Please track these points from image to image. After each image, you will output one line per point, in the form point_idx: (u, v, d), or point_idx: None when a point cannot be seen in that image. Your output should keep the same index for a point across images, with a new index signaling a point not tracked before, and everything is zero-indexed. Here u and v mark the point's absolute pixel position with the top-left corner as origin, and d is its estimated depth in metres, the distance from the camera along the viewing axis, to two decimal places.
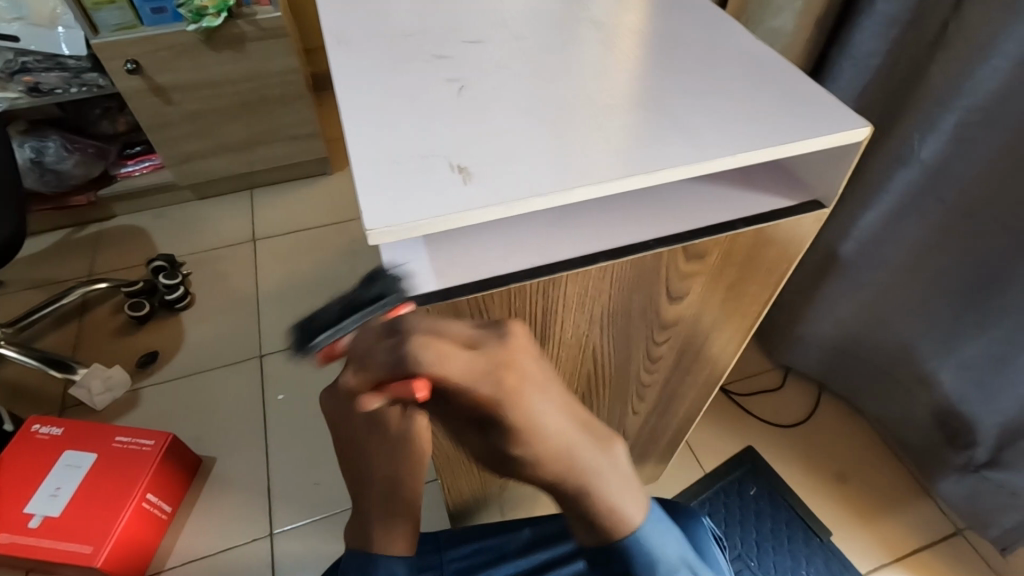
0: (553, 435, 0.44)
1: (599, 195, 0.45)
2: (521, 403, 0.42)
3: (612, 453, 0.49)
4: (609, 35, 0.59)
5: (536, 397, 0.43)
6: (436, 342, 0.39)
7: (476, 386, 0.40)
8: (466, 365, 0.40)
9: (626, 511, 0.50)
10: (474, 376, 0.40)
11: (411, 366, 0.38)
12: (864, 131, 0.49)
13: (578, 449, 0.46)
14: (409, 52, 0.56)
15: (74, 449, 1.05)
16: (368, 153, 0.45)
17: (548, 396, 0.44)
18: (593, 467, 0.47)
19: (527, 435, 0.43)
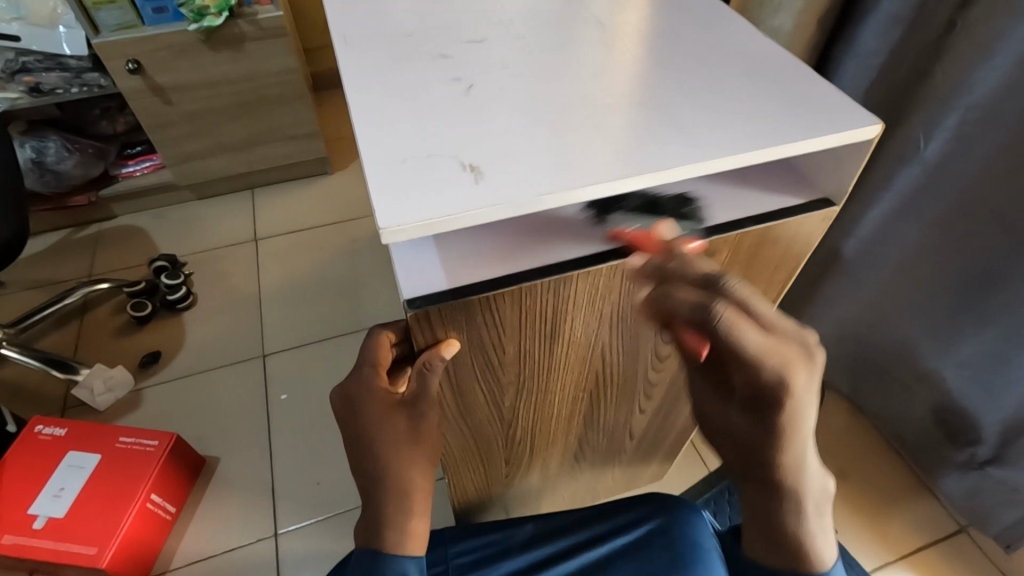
0: (804, 443, 0.47)
1: (609, 194, 0.45)
2: (794, 392, 0.43)
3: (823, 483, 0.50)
4: (613, 35, 0.59)
5: (807, 402, 0.44)
6: (695, 300, 0.42)
7: (793, 381, 0.42)
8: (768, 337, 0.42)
9: (823, 553, 0.52)
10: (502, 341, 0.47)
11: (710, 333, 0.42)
12: (874, 129, 0.49)
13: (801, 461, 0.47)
14: (415, 51, 0.56)
15: (78, 450, 1.05)
16: (378, 153, 0.45)
17: (818, 409, 0.45)
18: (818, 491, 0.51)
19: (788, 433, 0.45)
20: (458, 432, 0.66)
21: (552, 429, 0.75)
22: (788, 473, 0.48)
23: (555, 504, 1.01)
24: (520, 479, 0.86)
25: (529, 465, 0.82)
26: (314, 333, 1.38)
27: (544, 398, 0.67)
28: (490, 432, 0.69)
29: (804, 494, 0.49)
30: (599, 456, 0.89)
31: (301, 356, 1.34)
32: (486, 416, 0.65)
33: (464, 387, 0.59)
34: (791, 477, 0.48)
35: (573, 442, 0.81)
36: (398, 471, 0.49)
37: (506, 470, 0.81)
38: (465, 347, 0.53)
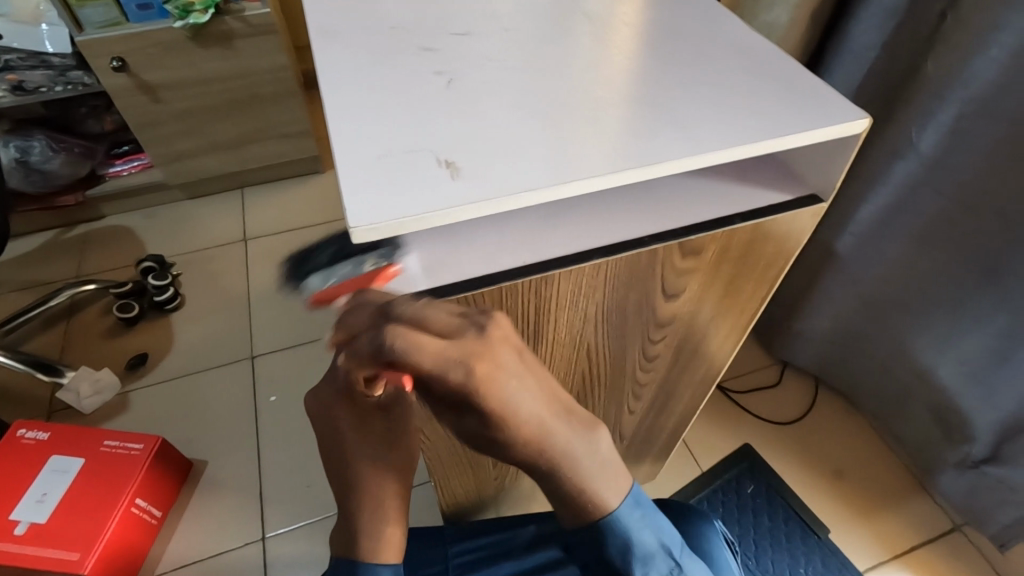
0: (527, 419, 0.43)
1: (591, 190, 0.44)
2: (494, 394, 0.41)
3: (589, 440, 0.47)
4: (602, 27, 0.58)
5: (508, 378, 0.42)
6: (416, 322, 0.40)
7: (446, 372, 0.40)
8: (434, 352, 0.39)
9: (607, 499, 0.50)
10: (447, 363, 0.40)
11: (389, 355, 0.39)
12: (863, 123, 0.48)
13: (552, 436, 0.45)
14: (396, 45, 0.54)
15: (61, 454, 1.03)
16: (353, 148, 0.44)
17: (531, 395, 0.43)
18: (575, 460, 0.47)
19: (505, 422, 0.43)
20: (443, 435, 0.65)
21: None
22: (531, 441, 0.45)
23: (547, 505, 1.00)
24: (510, 481, 0.85)
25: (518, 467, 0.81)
26: (305, 334, 1.36)
27: None
28: None
29: (574, 445, 0.46)
30: None
31: (291, 357, 1.32)
32: None
33: None
34: (531, 444, 0.45)
35: None
36: (374, 478, 0.48)
37: (495, 472, 0.80)
38: None
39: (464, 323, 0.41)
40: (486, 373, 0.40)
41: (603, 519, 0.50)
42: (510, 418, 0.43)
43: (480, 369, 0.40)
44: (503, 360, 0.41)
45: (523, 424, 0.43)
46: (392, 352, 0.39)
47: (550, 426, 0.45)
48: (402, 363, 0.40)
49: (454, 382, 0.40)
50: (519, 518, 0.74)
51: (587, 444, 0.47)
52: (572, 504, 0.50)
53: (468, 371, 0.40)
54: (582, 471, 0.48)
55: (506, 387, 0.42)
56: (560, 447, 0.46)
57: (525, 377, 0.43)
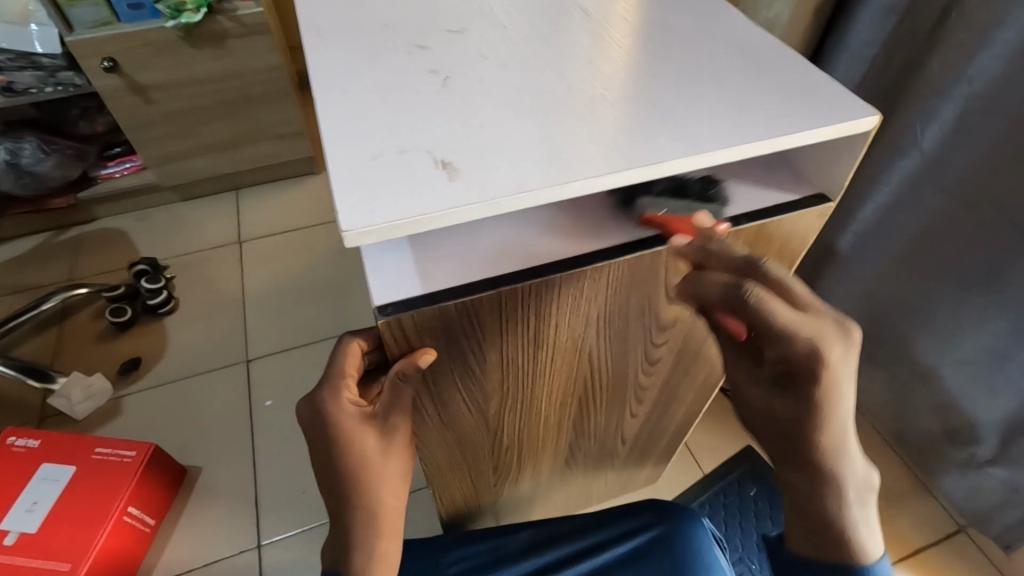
0: (839, 421, 0.45)
1: (592, 191, 0.42)
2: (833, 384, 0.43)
3: (865, 472, 0.48)
4: (603, 24, 0.56)
5: (843, 376, 0.43)
6: (724, 282, 0.45)
7: (815, 351, 0.42)
8: (789, 316, 0.42)
9: (864, 542, 0.47)
10: (801, 334, 0.42)
11: (738, 304, 0.43)
12: (872, 120, 0.46)
13: (841, 443, 0.45)
14: (390, 42, 0.53)
15: (53, 461, 1.01)
16: (345, 149, 0.42)
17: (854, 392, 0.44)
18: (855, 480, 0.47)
19: (833, 413, 0.44)
20: (441, 442, 0.63)
21: (541, 435, 0.72)
22: (827, 452, 0.46)
23: (547, 509, 0.99)
24: (510, 487, 0.83)
25: (517, 473, 0.80)
26: (301, 337, 1.34)
27: (532, 405, 0.64)
28: (475, 442, 0.67)
29: (844, 469, 0.46)
30: (591, 461, 0.87)
31: (287, 360, 1.30)
32: (471, 426, 0.63)
33: (446, 397, 0.56)
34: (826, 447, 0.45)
35: (563, 449, 0.78)
36: (365, 491, 0.47)
37: (495, 478, 0.78)
38: (445, 355, 0.50)
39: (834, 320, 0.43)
40: (827, 363, 0.42)
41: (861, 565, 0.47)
42: (830, 409, 0.44)
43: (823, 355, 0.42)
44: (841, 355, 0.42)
45: (839, 423, 0.45)
46: (745, 304, 0.43)
47: (843, 436, 0.45)
48: (749, 317, 0.43)
49: (799, 350, 0.42)
50: (514, 523, 0.73)
51: (862, 464, 0.48)
52: (823, 539, 0.48)
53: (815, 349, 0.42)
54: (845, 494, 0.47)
55: (844, 369, 0.43)
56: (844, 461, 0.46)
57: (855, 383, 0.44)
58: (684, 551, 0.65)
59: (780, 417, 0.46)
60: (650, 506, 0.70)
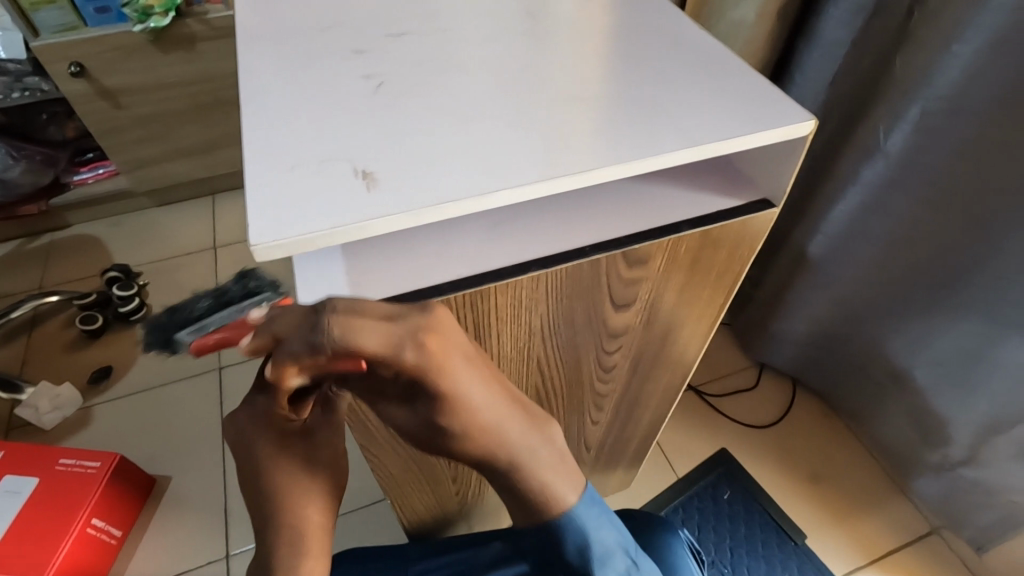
0: (472, 415, 0.43)
1: (519, 200, 0.41)
2: (448, 378, 0.40)
3: (546, 438, 0.48)
4: (546, 26, 0.55)
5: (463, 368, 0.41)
6: (295, 322, 0.37)
7: (399, 358, 0.38)
8: (384, 335, 0.37)
9: (563, 493, 0.50)
10: (395, 344, 0.37)
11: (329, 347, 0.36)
12: (809, 125, 0.46)
13: (507, 431, 0.46)
14: (326, 47, 0.52)
15: (15, 473, 0.99)
16: (265, 159, 0.41)
17: (476, 380, 0.42)
18: (532, 451, 0.48)
19: (459, 413, 0.42)
20: (392, 453, 0.63)
21: None
22: (484, 440, 0.45)
23: None
24: (475, 495, 0.82)
25: (481, 482, 0.79)
26: None
27: None
28: (428, 454, 0.66)
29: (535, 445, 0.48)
30: None
31: (260, 367, 1.29)
32: (420, 438, 0.62)
33: None
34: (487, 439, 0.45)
35: None
36: (290, 508, 0.46)
37: (457, 487, 0.77)
38: None
39: (413, 309, 0.39)
40: (442, 366, 0.39)
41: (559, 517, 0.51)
42: (453, 405, 0.42)
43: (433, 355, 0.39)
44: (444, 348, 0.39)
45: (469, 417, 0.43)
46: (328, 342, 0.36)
47: (497, 423, 0.45)
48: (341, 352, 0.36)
49: (406, 362, 0.38)
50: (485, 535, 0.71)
51: (536, 434, 0.48)
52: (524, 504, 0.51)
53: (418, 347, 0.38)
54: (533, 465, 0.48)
55: (457, 371, 0.41)
56: (509, 443, 0.46)
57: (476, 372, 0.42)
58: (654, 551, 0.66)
59: (423, 425, 0.44)
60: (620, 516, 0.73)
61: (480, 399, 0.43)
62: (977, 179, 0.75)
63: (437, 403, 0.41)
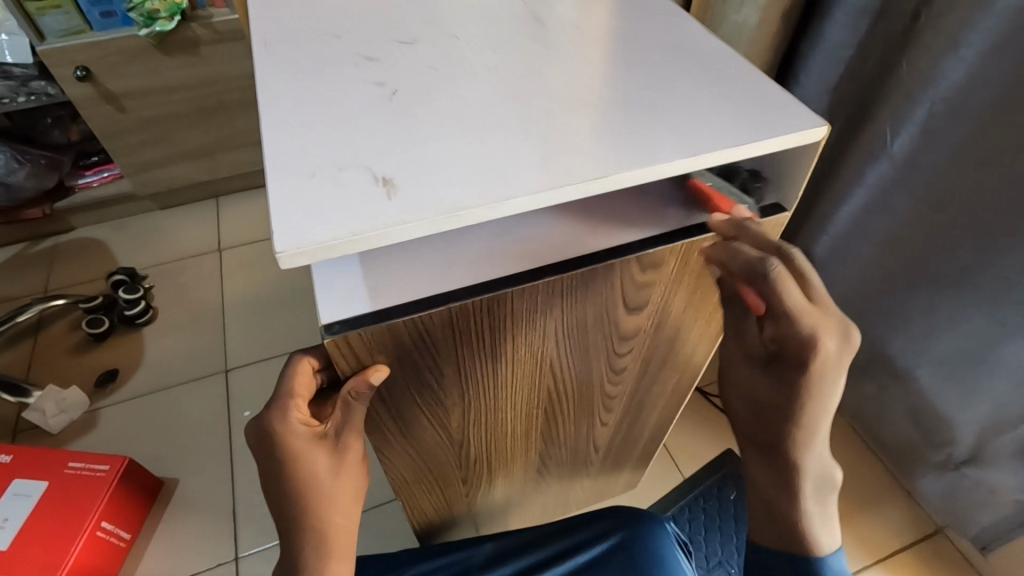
0: (817, 412, 0.47)
1: (537, 206, 0.42)
2: (827, 368, 0.45)
3: (826, 469, 0.51)
4: (551, 34, 0.56)
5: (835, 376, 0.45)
6: (754, 254, 0.45)
7: (821, 342, 0.44)
8: (814, 301, 0.45)
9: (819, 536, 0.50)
10: (811, 322, 0.44)
11: (761, 272, 0.45)
12: (821, 130, 0.46)
13: (818, 437, 0.49)
14: (339, 55, 0.52)
15: (24, 477, 1.00)
16: (285, 166, 0.42)
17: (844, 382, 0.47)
18: (820, 474, 0.51)
19: (813, 401, 0.47)
20: (406, 456, 0.63)
21: (510, 446, 0.72)
22: (800, 435, 0.49)
23: (524, 518, 0.98)
24: (483, 497, 0.83)
25: (490, 483, 0.79)
26: (279, 345, 1.33)
27: (496, 417, 0.64)
28: (441, 456, 0.66)
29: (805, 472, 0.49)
30: (565, 469, 0.87)
31: (265, 369, 1.30)
32: (433, 441, 0.63)
33: (404, 410, 0.55)
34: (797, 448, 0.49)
35: (534, 459, 0.78)
36: (314, 512, 0.47)
37: (466, 489, 0.78)
38: (398, 371, 0.49)
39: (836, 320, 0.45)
40: (824, 352, 0.45)
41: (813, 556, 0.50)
42: (817, 391, 0.46)
43: (822, 355, 0.45)
44: (837, 364, 0.45)
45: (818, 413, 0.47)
46: (765, 273, 0.44)
47: (817, 425, 0.48)
48: (768, 296, 0.45)
49: (803, 330, 0.44)
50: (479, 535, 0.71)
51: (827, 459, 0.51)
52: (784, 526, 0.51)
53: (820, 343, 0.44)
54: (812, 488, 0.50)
55: (839, 365, 0.45)
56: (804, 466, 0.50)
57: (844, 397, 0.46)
58: (645, 555, 0.66)
59: (777, 399, 0.49)
60: (613, 514, 0.70)
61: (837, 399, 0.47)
62: (976, 180, 0.76)
63: (800, 381, 0.46)
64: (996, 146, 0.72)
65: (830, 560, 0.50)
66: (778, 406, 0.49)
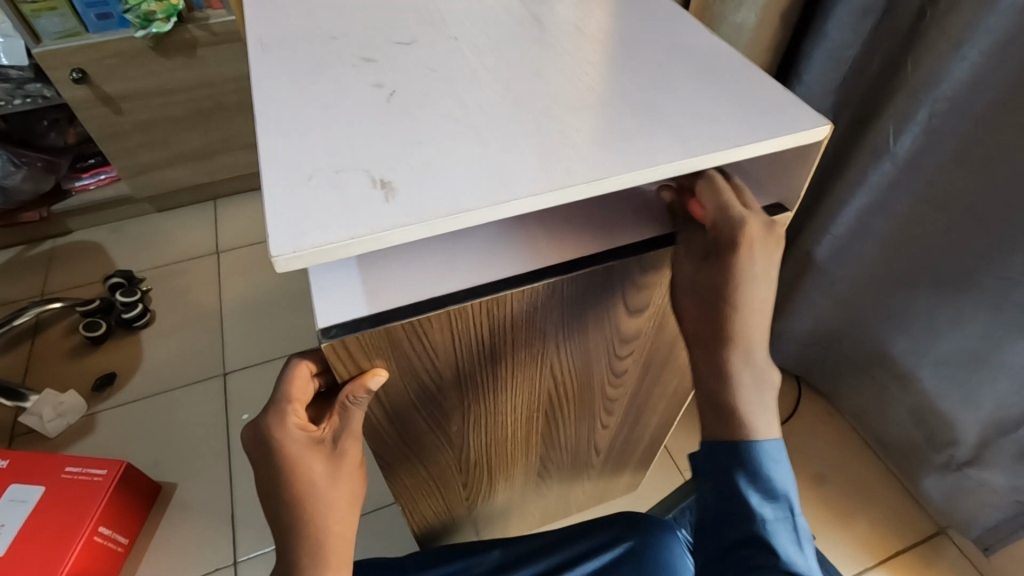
0: (749, 305, 0.47)
1: (535, 208, 0.41)
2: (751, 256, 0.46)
3: (764, 376, 0.48)
4: (550, 34, 0.55)
5: (758, 259, 0.45)
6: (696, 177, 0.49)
7: (744, 222, 0.46)
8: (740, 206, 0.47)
9: (756, 423, 0.48)
10: (738, 214, 0.46)
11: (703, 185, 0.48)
12: (823, 130, 0.46)
13: (751, 332, 0.47)
14: (336, 56, 0.52)
15: (20, 482, 0.99)
16: (281, 169, 0.41)
17: (771, 281, 0.47)
18: (758, 382, 0.48)
19: (739, 288, 0.46)
20: (405, 459, 0.63)
21: (510, 449, 0.71)
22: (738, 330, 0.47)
23: (525, 521, 0.98)
24: (483, 501, 0.82)
25: (490, 487, 0.79)
26: (278, 348, 1.33)
27: (496, 420, 0.63)
28: (441, 459, 0.66)
29: (740, 365, 0.48)
30: (565, 472, 0.86)
31: (264, 372, 1.29)
32: (432, 444, 0.62)
33: (403, 415, 0.55)
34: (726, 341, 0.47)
35: (534, 462, 0.78)
36: (311, 520, 0.46)
37: (466, 493, 0.77)
38: (396, 375, 0.49)
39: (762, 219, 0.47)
40: (749, 236, 0.45)
41: (750, 445, 0.48)
42: (745, 278, 0.46)
43: (748, 235, 0.45)
44: (759, 246, 0.46)
45: (750, 301, 0.47)
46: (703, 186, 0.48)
47: (750, 321, 0.47)
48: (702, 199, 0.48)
49: (728, 217, 0.46)
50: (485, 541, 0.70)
51: (765, 368, 0.48)
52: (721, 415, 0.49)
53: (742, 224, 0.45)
54: (746, 383, 0.48)
55: (765, 257, 0.46)
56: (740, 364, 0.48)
57: (771, 285, 0.46)
58: (654, 564, 0.66)
59: (704, 296, 0.48)
60: (623, 518, 0.70)
61: (766, 291, 0.47)
62: (979, 180, 0.75)
63: (728, 267, 0.46)
64: (999, 145, 0.71)
65: (764, 444, 0.48)
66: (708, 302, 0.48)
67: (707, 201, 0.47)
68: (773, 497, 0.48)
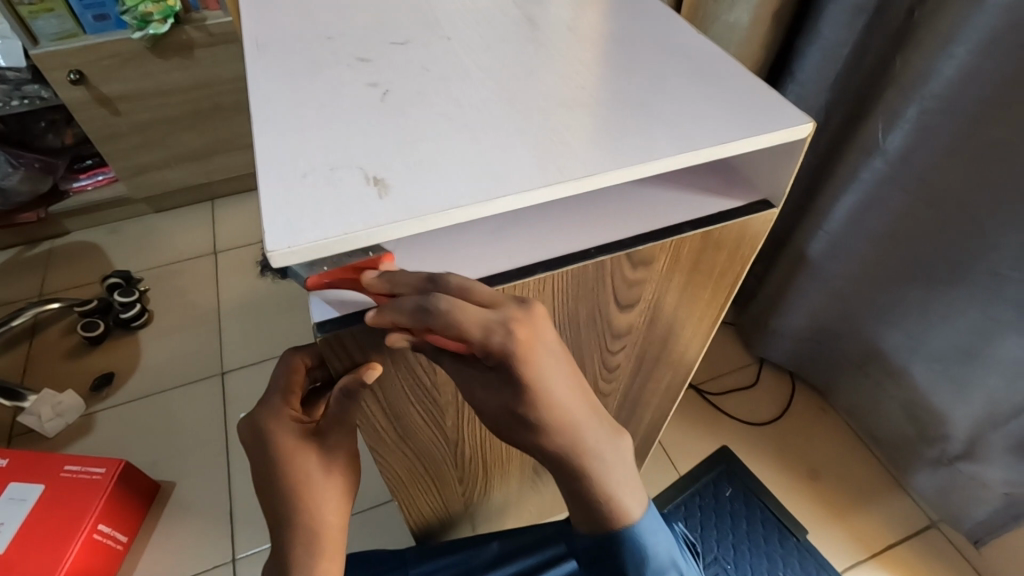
0: (560, 407, 0.45)
1: (525, 204, 0.42)
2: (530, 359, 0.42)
3: (617, 446, 0.50)
4: (543, 34, 0.56)
5: (546, 361, 0.43)
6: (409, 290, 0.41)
7: (491, 340, 0.40)
8: (478, 313, 0.40)
9: (626, 501, 0.52)
10: (491, 327, 0.40)
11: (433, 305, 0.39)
12: (807, 127, 0.47)
13: (584, 433, 0.47)
14: (332, 56, 0.53)
15: (19, 481, 1.00)
16: (276, 167, 0.42)
17: (564, 368, 0.44)
18: (610, 461, 0.49)
19: (543, 402, 0.44)
20: (401, 455, 0.63)
21: (505, 445, 0.72)
22: (566, 434, 0.47)
23: (522, 517, 0.98)
24: (480, 496, 0.83)
25: (486, 483, 0.80)
26: (276, 347, 1.34)
27: None
28: (435, 454, 0.66)
29: (592, 461, 0.49)
30: (561, 468, 0.87)
31: (262, 371, 1.30)
32: (427, 440, 0.63)
33: (398, 410, 0.56)
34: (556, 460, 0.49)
35: (530, 457, 0.78)
36: (306, 511, 0.47)
37: (462, 489, 0.78)
38: (390, 369, 0.50)
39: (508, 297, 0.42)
40: (524, 343, 0.41)
41: (626, 526, 0.53)
42: (541, 385, 0.43)
43: (524, 344, 0.41)
44: (537, 344, 0.42)
45: (561, 412, 0.45)
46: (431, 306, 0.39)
47: (574, 419, 0.46)
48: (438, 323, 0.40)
49: (494, 342, 0.41)
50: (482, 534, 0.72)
51: (613, 447, 0.49)
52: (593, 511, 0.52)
53: (508, 333, 0.40)
54: (609, 477, 0.50)
55: (546, 350, 0.43)
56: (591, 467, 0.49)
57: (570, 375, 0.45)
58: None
59: (512, 411, 0.46)
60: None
61: (562, 392, 0.45)
62: (968, 176, 0.77)
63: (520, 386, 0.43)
64: (988, 142, 0.72)
65: (638, 525, 0.53)
66: (521, 420, 0.46)
67: (436, 323, 0.40)
68: (659, 564, 0.55)
